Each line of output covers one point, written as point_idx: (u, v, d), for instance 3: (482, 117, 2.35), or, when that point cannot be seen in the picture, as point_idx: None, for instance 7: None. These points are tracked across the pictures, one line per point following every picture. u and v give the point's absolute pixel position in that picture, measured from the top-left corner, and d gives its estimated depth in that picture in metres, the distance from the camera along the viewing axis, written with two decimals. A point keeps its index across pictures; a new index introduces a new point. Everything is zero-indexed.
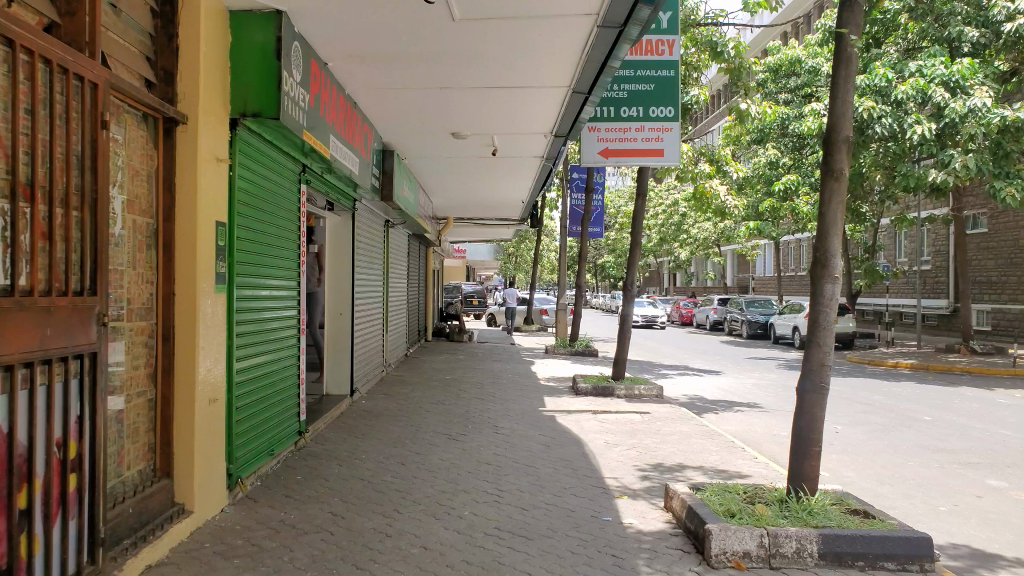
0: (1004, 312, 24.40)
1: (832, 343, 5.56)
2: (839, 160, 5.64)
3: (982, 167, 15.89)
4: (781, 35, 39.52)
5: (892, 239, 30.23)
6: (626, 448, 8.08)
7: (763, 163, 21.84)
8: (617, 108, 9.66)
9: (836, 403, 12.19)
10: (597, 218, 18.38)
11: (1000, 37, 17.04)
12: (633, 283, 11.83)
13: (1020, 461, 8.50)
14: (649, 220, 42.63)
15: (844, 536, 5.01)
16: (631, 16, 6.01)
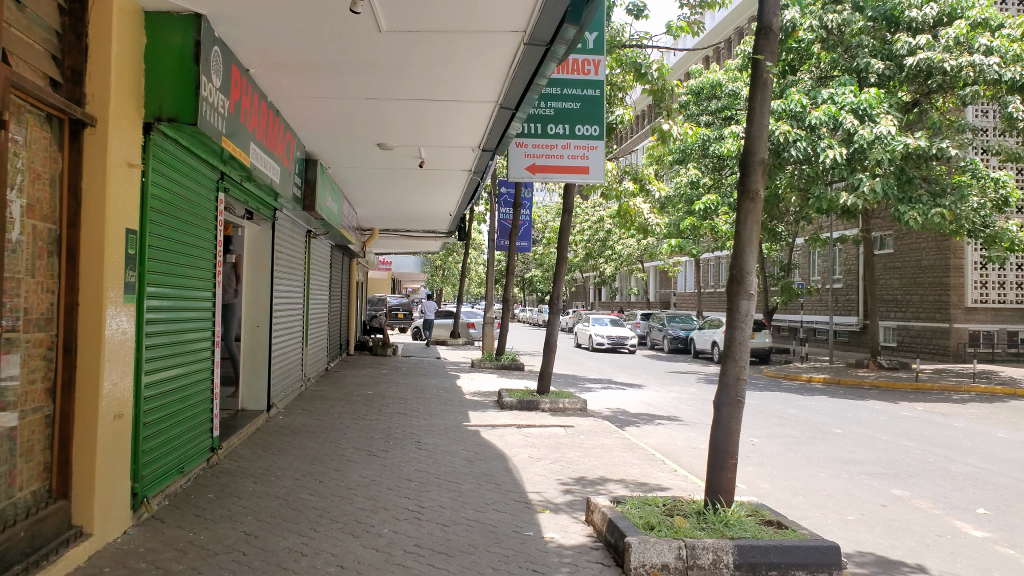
0: (909, 329, 25.67)
1: (747, 358, 5.72)
2: (754, 181, 5.84)
3: (888, 191, 16.73)
4: (704, 58, 40.76)
5: (806, 258, 31.48)
6: (549, 462, 8.10)
7: (685, 183, 22.43)
8: (544, 125, 9.73)
9: (753, 416, 12.54)
10: (525, 232, 18.46)
11: (903, 70, 18.02)
12: (558, 299, 11.91)
13: (922, 471, 8.93)
14: (575, 236, 43.23)
15: (758, 546, 5.13)
16: (558, 35, 6.08)
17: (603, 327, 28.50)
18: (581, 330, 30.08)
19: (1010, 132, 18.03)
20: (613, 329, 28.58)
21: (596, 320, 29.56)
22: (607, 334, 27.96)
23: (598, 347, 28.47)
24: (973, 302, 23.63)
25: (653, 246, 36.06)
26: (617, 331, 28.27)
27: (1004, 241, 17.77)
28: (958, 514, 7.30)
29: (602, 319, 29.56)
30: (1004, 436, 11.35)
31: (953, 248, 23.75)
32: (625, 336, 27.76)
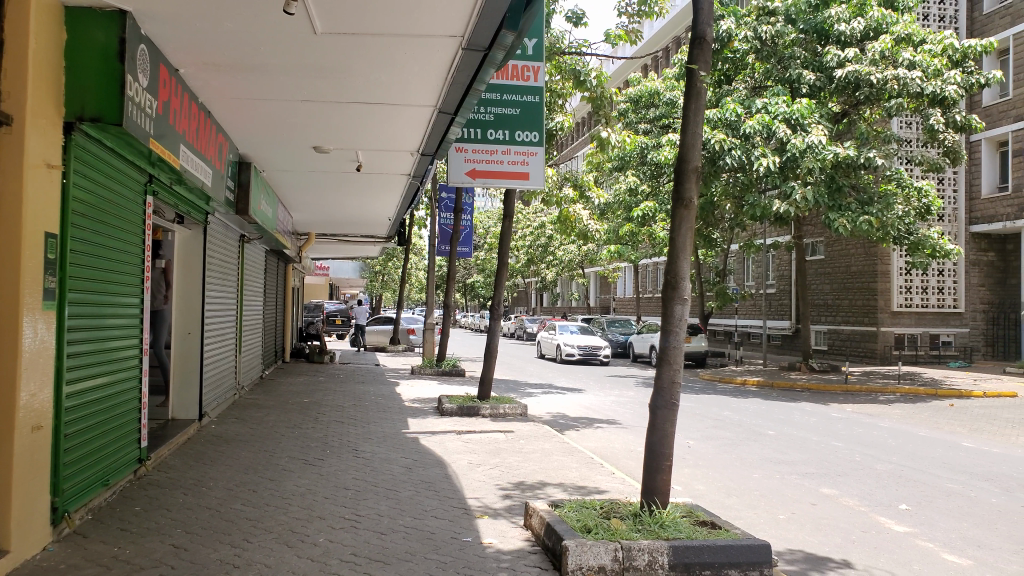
0: (839, 333, 26.52)
1: (681, 362, 5.81)
2: (688, 189, 5.95)
3: (818, 199, 17.26)
4: (643, 67, 41.45)
5: (741, 264, 32.25)
6: (489, 468, 8.09)
7: (624, 190, 22.73)
8: (484, 130, 9.73)
9: (689, 419, 12.78)
10: (466, 237, 18.43)
11: (833, 81, 18.62)
12: (499, 304, 11.91)
13: (849, 470, 9.23)
14: (517, 241, 43.39)
15: (691, 547, 5.22)
16: (496, 40, 6.09)
17: (573, 337, 25.28)
18: (544, 340, 27.00)
19: (931, 143, 18.83)
20: (585, 339, 25.51)
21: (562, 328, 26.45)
22: (579, 344, 24.75)
23: (567, 359, 25.28)
24: (899, 306, 24.56)
25: (594, 252, 36.43)
26: (590, 340, 25.04)
27: (927, 247, 18.51)
28: (883, 511, 7.57)
29: (571, 328, 26.43)
30: (925, 435, 11.83)
31: (880, 254, 24.65)
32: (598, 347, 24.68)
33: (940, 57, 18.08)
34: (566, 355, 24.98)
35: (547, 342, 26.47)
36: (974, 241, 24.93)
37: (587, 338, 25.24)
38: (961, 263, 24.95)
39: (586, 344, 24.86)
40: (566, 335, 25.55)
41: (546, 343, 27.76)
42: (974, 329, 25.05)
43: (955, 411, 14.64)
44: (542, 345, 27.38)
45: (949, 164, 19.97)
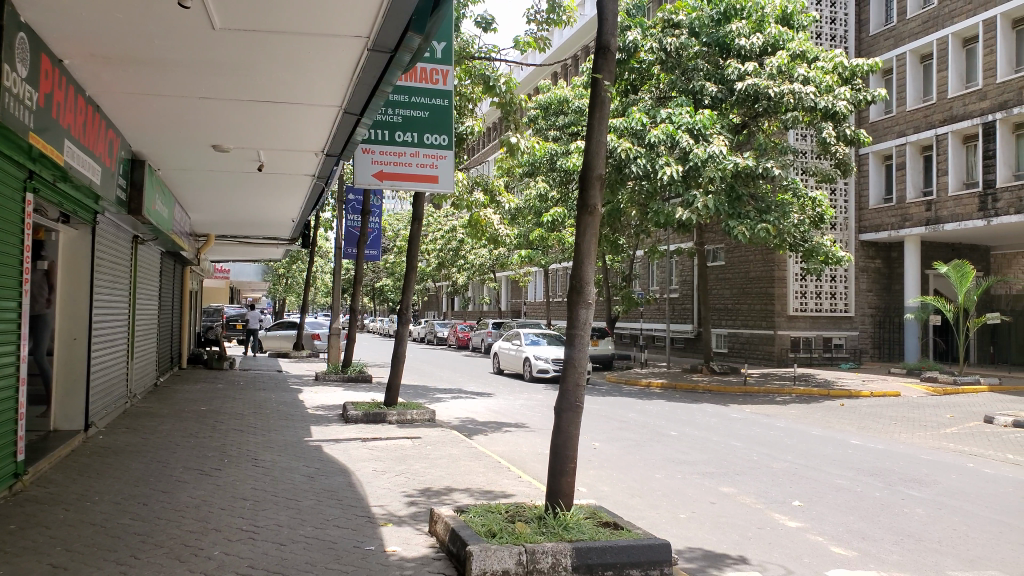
0: (738, 336, 27.56)
1: (586, 364, 5.91)
2: (593, 196, 6.05)
3: (719, 207, 17.87)
4: (552, 74, 42.02)
5: (646, 269, 33.08)
6: (394, 475, 7.98)
7: (534, 196, 22.95)
8: (391, 132, 9.59)
9: (595, 421, 12.99)
10: (374, 240, 18.18)
11: (733, 94, 19.32)
12: (407, 308, 11.78)
13: (747, 469, 9.59)
14: (427, 245, 43.15)
15: (594, 548, 5.28)
16: (403, 42, 6.02)
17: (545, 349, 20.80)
18: (504, 352, 22.51)
19: (824, 155, 19.82)
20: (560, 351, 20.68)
21: (529, 338, 21.90)
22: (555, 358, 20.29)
23: (539, 376, 20.94)
24: (794, 310, 25.73)
25: (504, 256, 36.60)
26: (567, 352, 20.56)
27: (820, 254, 19.43)
28: (777, 507, 7.89)
29: (540, 339, 21.92)
30: (817, 433, 12.46)
31: (777, 261, 25.76)
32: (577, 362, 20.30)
33: (831, 73, 19.10)
34: (538, 371, 20.38)
35: (510, 355, 22.11)
36: (862, 248, 26.44)
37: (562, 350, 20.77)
38: (852, 270, 26.36)
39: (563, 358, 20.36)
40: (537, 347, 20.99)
41: (504, 353, 23.29)
42: (862, 332, 26.53)
43: (844, 410, 15.46)
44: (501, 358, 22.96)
45: (839, 176, 21.08)
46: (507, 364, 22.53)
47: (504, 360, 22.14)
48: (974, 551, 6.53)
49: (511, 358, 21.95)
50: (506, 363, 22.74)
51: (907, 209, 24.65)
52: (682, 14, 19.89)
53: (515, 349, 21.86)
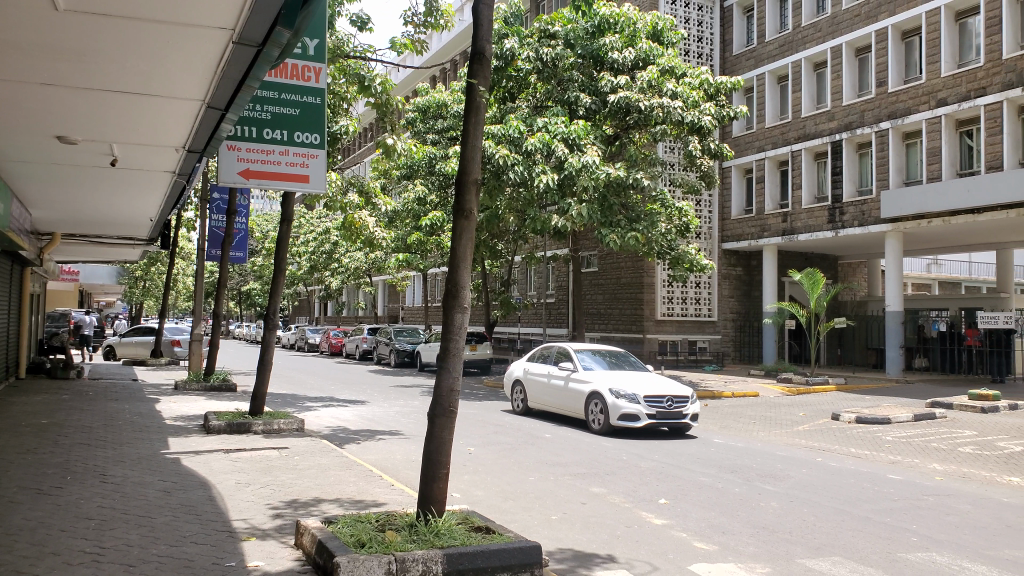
0: (610, 340, 28.39)
1: (460, 370, 5.85)
2: (468, 200, 6.01)
3: (591, 215, 18.33)
4: (430, 77, 41.84)
5: (523, 274, 33.51)
6: (258, 487, 7.64)
7: (412, 200, 22.76)
8: (260, 129, 9.16)
9: (471, 426, 12.96)
10: (240, 242, 17.43)
11: (606, 105, 19.87)
12: (275, 313, 11.33)
13: (617, 469, 9.85)
14: (299, 247, 41.88)
15: (465, 553, 5.23)
16: (270, 37, 5.77)
17: (626, 378, 12.51)
18: (534, 379, 14.29)
19: (690, 166, 20.72)
20: (645, 379, 12.66)
21: (584, 359, 13.48)
22: (648, 396, 12.09)
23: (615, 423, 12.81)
24: (662, 314, 26.83)
25: (381, 260, 35.97)
26: (661, 385, 12.47)
27: (686, 262, 20.33)
28: (645, 506, 8.15)
29: (603, 361, 13.49)
30: (683, 433, 12.97)
31: (646, 267, 26.73)
32: (682, 400, 12.29)
33: (697, 90, 20.03)
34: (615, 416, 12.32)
35: (549, 386, 13.77)
36: (724, 256, 27.87)
37: (653, 380, 12.63)
38: (714, 277, 27.75)
39: (660, 394, 12.17)
40: (611, 376, 12.68)
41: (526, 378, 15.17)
42: (724, 336, 27.88)
43: (707, 410, 16.20)
44: (529, 387, 14.44)
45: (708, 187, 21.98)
46: (539, 400, 14.12)
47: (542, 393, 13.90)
48: (821, 540, 6.97)
49: (556, 393, 13.55)
50: (536, 397, 14.21)
51: (765, 220, 26.17)
52: (557, 25, 20.42)
53: (562, 377, 13.45)
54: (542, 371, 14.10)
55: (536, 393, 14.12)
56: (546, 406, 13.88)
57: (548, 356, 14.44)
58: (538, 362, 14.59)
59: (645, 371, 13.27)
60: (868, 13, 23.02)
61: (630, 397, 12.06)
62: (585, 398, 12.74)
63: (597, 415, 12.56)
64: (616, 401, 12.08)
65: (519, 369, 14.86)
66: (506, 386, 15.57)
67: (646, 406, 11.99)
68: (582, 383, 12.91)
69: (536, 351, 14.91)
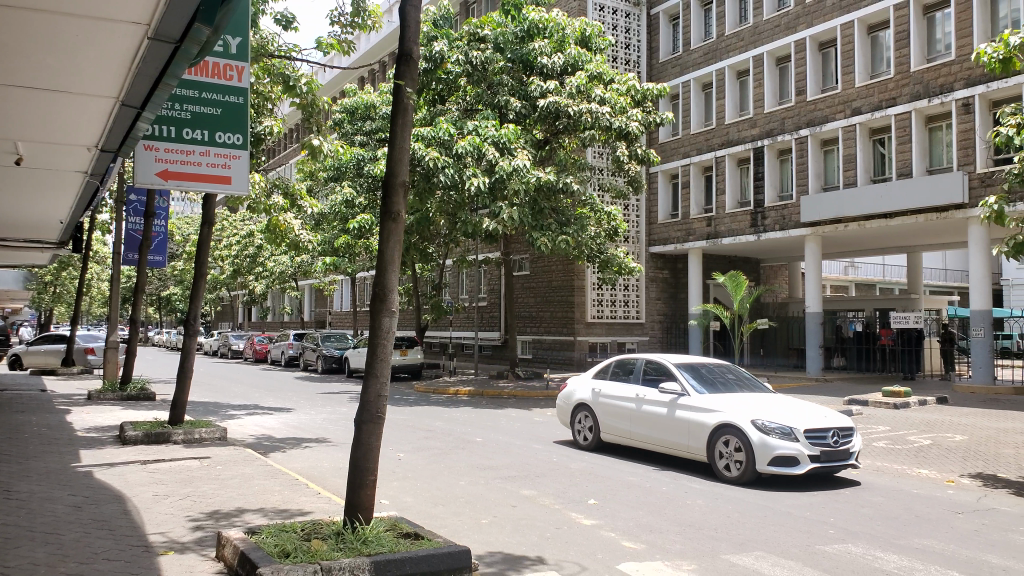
0: (542, 342, 28.56)
1: (388, 375, 5.77)
2: (396, 203, 5.93)
3: (522, 218, 18.38)
4: (358, 78, 41.36)
5: (455, 278, 33.43)
6: (178, 498, 7.37)
7: (340, 202, 22.42)
8: (179, 129, 8.83)
9: (401, 432, 12.82)
10: (159, 245, 16.84)
11: (536, 110, 19.98)
12: (196, 319, 10.97)
13: (547, 471, 9.90)
14: (223, 250, 40.71)
15: (394, 560, 5.17)
16: (189, 33, 5.58)
17: (767, 406, 9.32)
18: (613, 407, 10.94)
19: (618, 172, 21.03)
20: (787, 406, 9.48)
21: (690, 379, 10.22)
22: (808, 430, 8.91)
23: None
24: (592, 317, 27.15)
25: (308, 264, 35.27)
26: (813, 413, 9.33)
27: (614, 265, 20.63)
28: (574, 507, 8.21)
29: (715, 383, 10.26)
30: None
31: (576, 271, 27.00)
32: (847, 434, 9.15)
33: (625, 95, 20.36)
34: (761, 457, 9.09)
35: (640, 414, 10.45)
36: (652, 260, 28.38)
37: (799, 407, 9.47)
38: (643, 280, 28.24)
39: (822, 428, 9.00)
40: (746, 403, 9.44)
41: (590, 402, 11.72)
42: (652, 338, 28.37)
43: None
44: (605, 414, 11.09)
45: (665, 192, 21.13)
46: (623, 432, 10.78)
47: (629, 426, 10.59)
48: (744, 535, 7.16)
49: (652, 424, 10.26)
50: (617, 428, 10.86)
51: (691, 224, 26.77)
52: (487, 29, 20.47)
53: (664, 403, 10.17)
54: (627, 394, 10.80)
55: (618, 423, 10.79)
56: (635, 440, 10.57)
57: (629, 374, 11.14)
58: (616, 381, 11.23)
59: (772, 394, 10.09)
60: (788, 24, 23.87)
61: (783, 433, 8.87)
62: (708, 433, 9.48)
63: (731, 456, 9.26)
64: (766, 438, 8.84)
65: (586, 390, 11.52)
66: (560, 410, 12.21)
67: (807, 445, 8.79)
68: (701, 413, 9.63)
69: (607, 366, 11.60)
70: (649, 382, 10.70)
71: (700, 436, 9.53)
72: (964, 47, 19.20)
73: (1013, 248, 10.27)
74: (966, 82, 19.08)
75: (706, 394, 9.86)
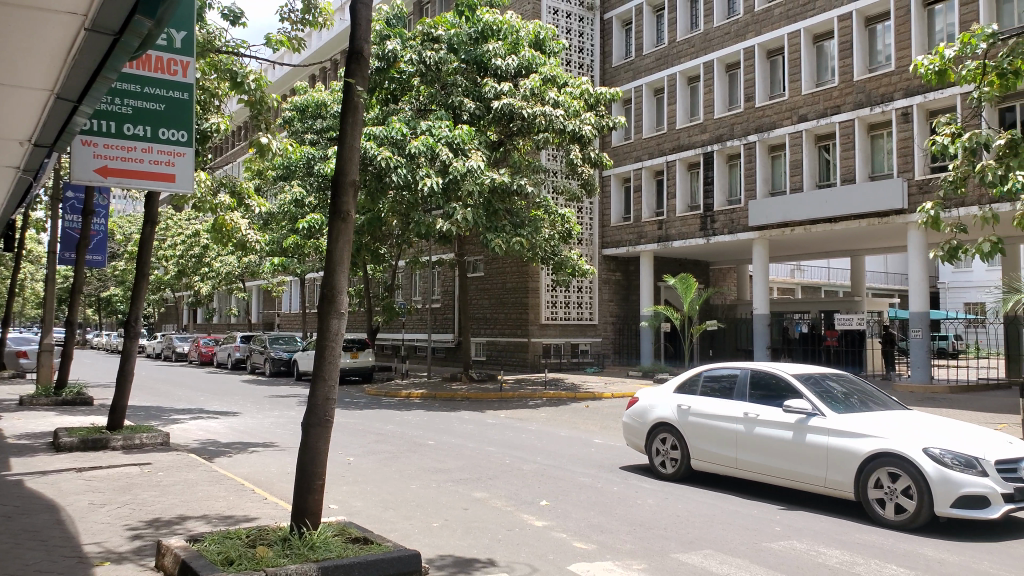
0: (495, 344, 28.52)
1: (337, 378, 5.66)
2: (346, 202, 5.83)
3: (476, 219, 18.31)
4: (309, 76, 40.82)
5: (407, 279, 33.23)
6: (116, 507, 7.13)
7: (289, 202, 22.07)
8: (119, 124, 8.55)
9: (351, 435, 12.64)
10: (99, 244, 16.33)
11: (490, 111, 19.95)
12: (137, 321, 10.64)
13: (499, 473, 9.87)
14: (167, 250, 39.71)
15: (342, 565, 5.07)
16: (129, 25, 5.41)
17: (933, 430, 7.39)
18: (711, 429, 8.94)
19: (572, 174, 21.13)
20: (952, 428, 7.58)
21: (816, 396, 8.30)
22: (998, 460, 6.98)
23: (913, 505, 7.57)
24: (546, 318, 27.22)
25: (256, 264, 34.59)
26: (987, 438, 7.45)
27: (568, 267, 20.71)
28: (526, 508, 8.19)
29: (844, 399, 8.34)
30: (564, 435, 13.15)
31: (530, 273, 27.04)
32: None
33: (578, 99, 20.44)
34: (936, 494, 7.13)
35: (750, 438, 8.50)
36: (604, 262, 28.57)
37: (966, 430, 7.59)
38: (596, 282, 28.42)
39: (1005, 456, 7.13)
40: (902, 427, 7.52)
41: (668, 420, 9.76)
42: (605, 339, 28.60)
43: (589, 412, 16.54)
44: (698, 436, 9.09)
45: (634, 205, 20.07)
46: (723, 458, 8.81)
47: (734, 452, 8.64)
48: (693, 534, 7.23)
49: (770, 452, 8.30)
50: (714, 453, 8.90)
51: (642, 227, 27.05)
52: (440, 29, 20.36)
53: (786, 425, 8.21)
54: (727, 412, 8.83)
55: (719, 448, 8.81)
56: (739, 469, 8.63)
57: (725, 389, 9.18)
58: (708, 396, 9.26)
59: (913, 412, 8.23)
60: (737, 31, 24.30)
61: (965, 464, 6.95)
62: (859, 463, 7.51)
63: (892, 493, 7.31)
64: (947, 471, 6.91)
65: (669, 407, 9.51)
66: (624, 429, 10.20)
67: (1000, 480, 6.88)
68: (844, 438, 7.68)
69: (691, 378, 9.63)
70: (755, 399, 8.77)
71: (848, 467, 7.56)
72: (904, 58, 19.80)
73: (949, 253, 10.61)
74: (906, 92, 19.67)
75: (843, 414, 7.94)
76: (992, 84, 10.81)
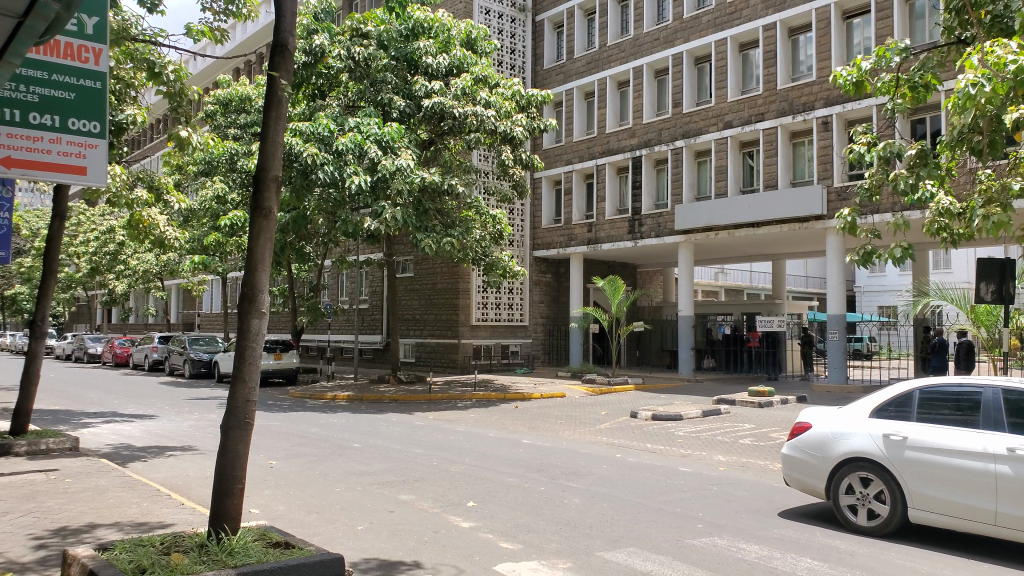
0: (424, 345, 28.33)
1: (257, 379, 5.49)
2: (268, 198, 5.65)
3: (405, 219, 18.13)
4: (234, 70, 39.81)
5: (335, 280, 32.76)
6: (18, 516, 6.75)
7: (211, 198, 21.45)
8: (23, 112, 7.43)
9: (274, 439, 12.34)
10: (2, 239, 15.51)
11: (420, 109, 19.80)
12: (44, 320, 10.12)
13: (426, 475, 9.79)
14: (78, 247, 38.04)
15: (261, 572, 4.91)
16: (34, 8, 5.12)
17: None
18: (947, 469, 6.48)
19: (503, 176, 21.16)
20: None
21: None
22: None
23: None
24: (476, 319, 27.14)
25: (175, 262, 33.42)
26: None
27: (499, 268, 20.72)
28: (452, 510, 8.14)
29: None
30: (493, 435, 13.14)
31: (461, 273, 26.96)
32: None
33: (510, 100, 20.46)
34: None
35: None
36: (535, 263, 28.73)
37: None
38: (526, 283, 28.53)
39: None
40: None
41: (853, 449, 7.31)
42: (535, 340, 28.76)
43: (518, 413, 16.59)
44: (924, 478, 6.60)
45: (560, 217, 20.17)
46: (976, 512, 6.32)
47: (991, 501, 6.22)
48: (618, 532, 7.31)
49: None
50: (956, 503, 6.42)
51: (572, 229, 27.31)
52: (370, 25, 20.08)
53: None
54: (973, 446, 6.40)
55: (964, 496, 6.35)
56: (1001, 527, 6.19)
57: (961, 414, 6.69)
58: (936, 425, 6.75)
59: None
60: (666, 38, 24.78)
61: None
62: None
63: None
64: None
65: (870, 436, 7.00)
66: (788, 465, 7.61)
67: None
68: None
69: (896, 398, 7.12)
70: (1021, 429, 6.30)
71: None
72: (824, 69, 20.56)
73: (864, 257, 11.02)
74: (825, 102, 20.43)
75: None
76: (904, 97, 11.27)
